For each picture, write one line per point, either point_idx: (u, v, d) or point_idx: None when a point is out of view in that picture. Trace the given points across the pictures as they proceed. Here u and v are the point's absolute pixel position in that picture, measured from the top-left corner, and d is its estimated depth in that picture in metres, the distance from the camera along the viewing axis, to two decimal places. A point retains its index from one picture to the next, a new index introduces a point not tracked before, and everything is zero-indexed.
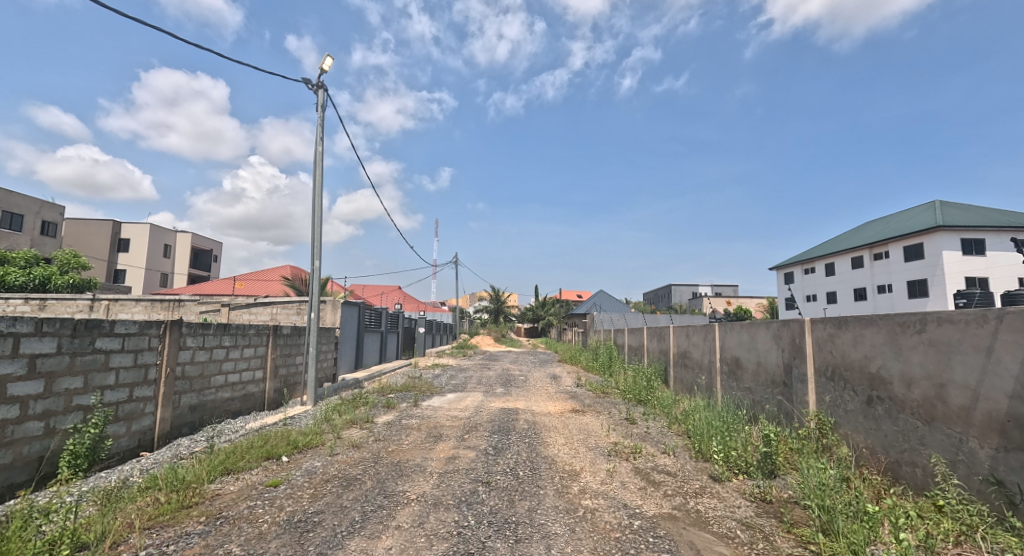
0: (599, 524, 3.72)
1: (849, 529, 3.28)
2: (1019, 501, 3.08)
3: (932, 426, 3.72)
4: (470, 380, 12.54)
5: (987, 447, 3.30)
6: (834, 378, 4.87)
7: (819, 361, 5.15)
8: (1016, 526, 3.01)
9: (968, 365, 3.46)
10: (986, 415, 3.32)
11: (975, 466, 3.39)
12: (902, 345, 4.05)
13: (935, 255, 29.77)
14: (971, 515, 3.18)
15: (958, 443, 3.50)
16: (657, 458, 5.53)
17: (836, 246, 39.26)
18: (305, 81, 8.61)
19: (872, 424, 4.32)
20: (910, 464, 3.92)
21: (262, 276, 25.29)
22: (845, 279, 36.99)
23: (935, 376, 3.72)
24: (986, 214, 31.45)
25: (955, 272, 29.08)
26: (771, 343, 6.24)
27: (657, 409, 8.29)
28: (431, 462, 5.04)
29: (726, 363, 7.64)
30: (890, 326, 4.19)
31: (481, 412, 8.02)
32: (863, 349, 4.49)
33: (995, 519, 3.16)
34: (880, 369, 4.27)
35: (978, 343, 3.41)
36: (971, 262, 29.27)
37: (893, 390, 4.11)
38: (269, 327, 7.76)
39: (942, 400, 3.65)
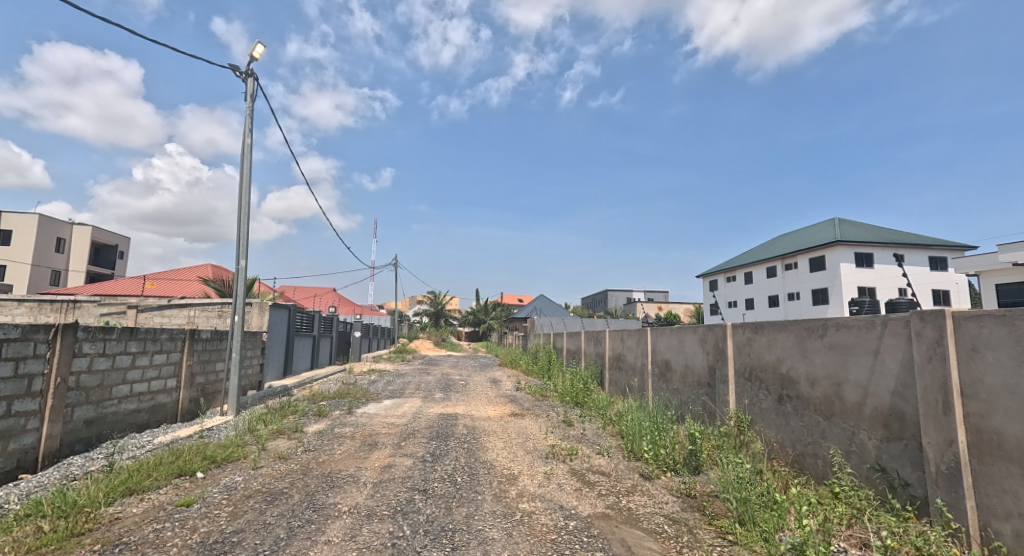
0: (536, 527, 3.80)
1: (761, 518, 3.57)
2: (897, 485, 3.49)
3: (831, 421, 4.12)
4: (408, 385, 12.37)
5: (874, 438, 3.70)
6: (752, 379, 5.26)
7: (739, 363, 5.55)
8: (896, 508, 3.40)
9: (860, 365, 3.85)
10: (873, 410, 3.72)
11: (864, 456, 3.78)
12: (807, 348, 4.46)
13: (836, 265, 32.67)
14: (861, 499, 3.56)
15: (851, 435, 3.90)
16: (592, 459, 5.73)
17: (755, 256, 42.15)
18: (233, 68, 8.14)
19: (782, 421, 4.71)
20: (813, 456, 4.31)
21: (178, 276, 23.53)
22: (761, 286, 39.80)
23: (834, 376, 4.12)
24: (877, 231, 35.20)
25: (850, 282, 32.27)
26: (697, 347, 6.63)
27: (593, 411, 8.58)
28: (365, 472, 4.91)
29: (657, 365, 8.03)
30: (798, 331, 4.59)
31: (419, 418, 7.90)
32: (775, 352, 4.89)
33: (879, 502, 3.57)
34: (790, 370, 4.67)
35: (868, 346, 3.80)
36: (864, 273, 32.57)
37: (800, 389, 4.51)
38: (185, 331, 7.23)
39: (839, 397, 4.05)
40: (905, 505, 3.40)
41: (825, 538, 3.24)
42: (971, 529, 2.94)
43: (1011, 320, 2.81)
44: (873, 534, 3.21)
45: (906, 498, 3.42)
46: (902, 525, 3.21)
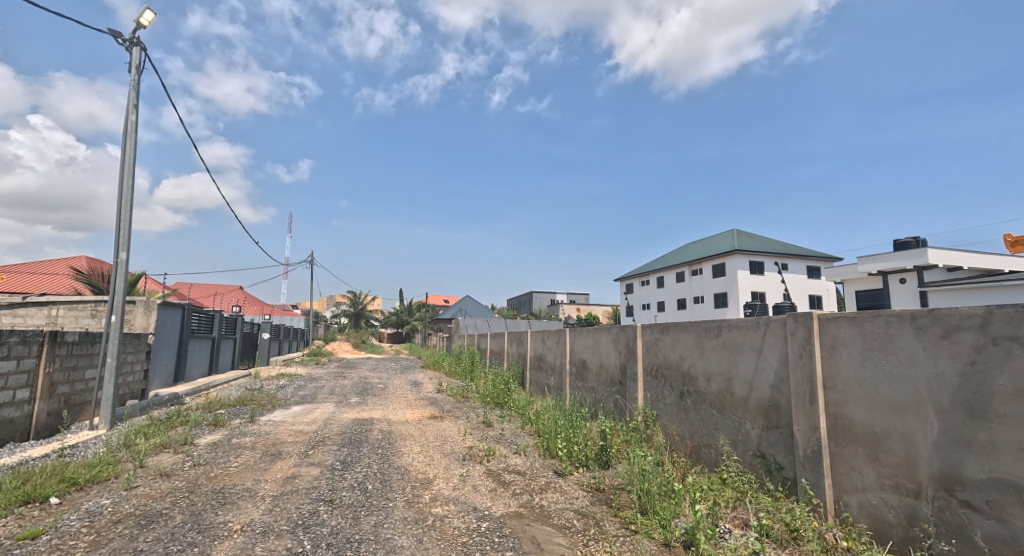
0: (447, 531, 3.73)
1: (660, 507, 3.77)
2: (773, 469, 3.85)
3: (723, 413, 4.45)
4: (322, 390, 11.76)
5: (757, 427, 4.05)
6: (658, 376, 5.56)
7: (647, 362, 5.85)
8: (771, 489, 3.74)
9: (747, 362, 4.19)
10: (756, 402, 4.06)
11: (748, 444, 4.12)
12: (705, 347, 4.78)
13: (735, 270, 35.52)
14: (745, 483, 3.89)
15: (739, 426, 4.24)
16: (509, 459, 5.76)
17: (666, 261, 44.86)
18: (114, 35, 7.26)
19: (683, 414, 5.03)
20: (707, 446, 4.64)
21: (46, 270, 20.62)
22: (672, 289, 42.48)
23: (726, 372, 4.45)
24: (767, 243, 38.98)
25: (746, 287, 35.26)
26: (611, 347, 6.91)
27: (513, 411, 8.66)
28: (265, 485, 4.56)
29: (574, 364, 8.26)
30: (697, 331, 4.92)
31: (331, 424, 7.52)
32: (678, 351, 5.21)
33: (759, 485, 3.91)
34: (690, 367, 4.99)
35: (754, 344, 4.14)
36: (755, 279, 35.93)
37: (698, 385, 4.83)
38: (43, 335, 6.32)
39: (730, 391, 4.38)
40: (779, 486, 3.75)
41: (713, 521, 3.48)
42: (829, 503, 3.32)
43: (861, 322, 3.19)
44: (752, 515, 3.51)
45: (779, 479, 3.78)
46: (775, 505, 3.54)
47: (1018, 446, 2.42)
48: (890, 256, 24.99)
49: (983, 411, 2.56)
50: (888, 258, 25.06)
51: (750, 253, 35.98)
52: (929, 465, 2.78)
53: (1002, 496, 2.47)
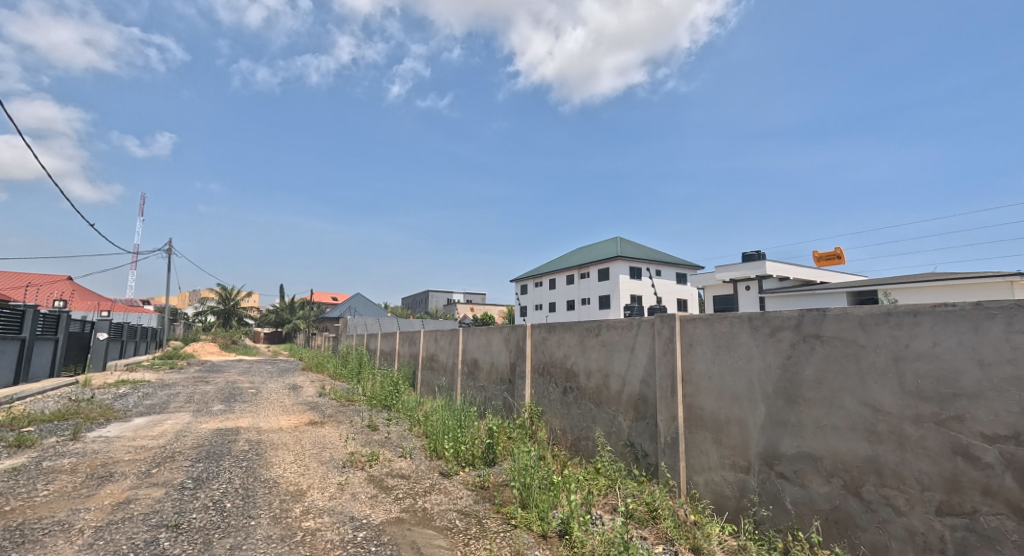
0: (318, 545, 3.46)
1: (539, 500, 3.87)
2: (641, 456, 4.15)
3: (600, 407, 4.71)
4: (177, 398, 10.38)
5: (627, 419, 4.33)
6: (543, 374, 5.73)
7: (535, 360, 6.00)
8: (638, 475, 4.05)
9: (622, 359, 4.46)
10: (628, 396, 4.35)
11: (620, 434, 4.40)
12: (587, 345, 5.02)
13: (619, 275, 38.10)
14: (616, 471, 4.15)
15: (613, 418, 4.51)
16: (393, 463, 5.54)
17: (557, 264, 46.82)
18: None
19: (565, 409, 5.24)
20: (585, 439, 4.88)
21: None
22: (562, 291, 44.45)
23: (604, 368, 4.71)
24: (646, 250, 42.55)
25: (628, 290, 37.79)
26: (502, 345, 6.97)
27: (402, 413, 8.39)
28: (86, 516, 3.86)
29: (466, 364, 8.22)
30: (580, 330, 5.14)
31: (185, 437, 6.64)
32: (563, 349, 5.40)
33: (627, 472, 4.21)
34: (573, 365, 5.20)
35: (628, 342, 4.42)
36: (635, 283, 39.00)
37: (579, 381, 5.05)
38: None
39: (606, 386, 4.64)
40: (644, 472, 4.07)
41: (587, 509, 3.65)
42: (682, 483, 3.68)
43: (712, 322, 3.54)
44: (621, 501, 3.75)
45: (645, 466, 4.10)
46: (640, 490, 3.82)
47: (818, 424, 2.84)
48: (743, 266, 28.56)
49: (796, 396, 2.97)
50: (742, 268, 28.60)
51: (629, 260, 39.03)
52: (757, 444, 3.17)
53: (805, 466, 2.89)
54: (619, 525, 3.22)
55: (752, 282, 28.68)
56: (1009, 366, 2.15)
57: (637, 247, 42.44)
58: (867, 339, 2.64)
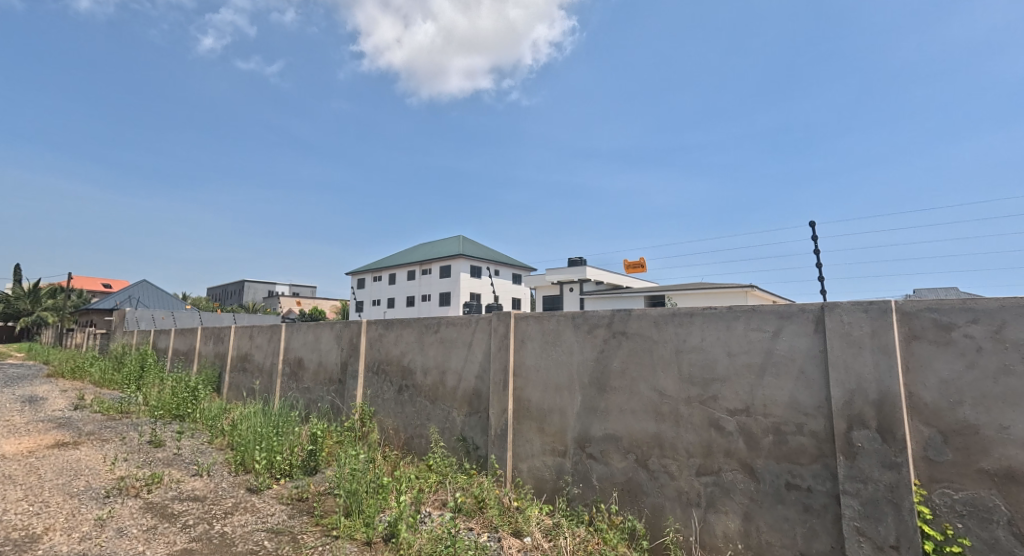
0: None
1: (366, 505, 3.80)
2: (472, 449, 4.39)
3: (435, 404, 4.80)
4: None
5: (461, 414, 4.51)
6: (378, 372, 5.61)
7: (369, 358, 5.83)
8: (468, 468, 4.29)
9: (459, 355, 4.61)
10: (463, 391, 4.52)
11: (453, 429, 4.56)
12: (425, 342, 5.05)
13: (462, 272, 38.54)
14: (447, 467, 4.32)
15: (447, 414, 4.65)
16: (182, 485, 4.82)
17: (398, 259, 45.70)
18: None
19: (399, 408, 5.22)
20: (418, 436, 4.95)
21: None
22: (401, 287, 43.58)
23: (441, 365, 4.81)
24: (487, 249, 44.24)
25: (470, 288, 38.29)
26: (332, 343, 6.59)
27: (199, 424, 7.32)
28: None
29: (288, 364, 7.56)
30: (419, 327, 5.15)
31: None
32: (400, 346, 5.36)
33: (458, 466, 4.42)
34: (409, 362, 5.20)
35: (465, 339, 4.57)
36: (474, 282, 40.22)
37: (416, 378, 5.07)
38: None
39: (442, 383, 4.75)
40: (474, 464, 4.33)
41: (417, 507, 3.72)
42: (508, 472, 3.98)
43: (542, 320, 3.89)
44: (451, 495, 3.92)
45: (475, 458, 4.35)
46: (470, 482, 4.05)
47: (621, 409, 3.34)
48: (570, 270, 31.61)
49: (605, 385, 3.44)
50: (568, 271, 31.63)
51: (470, 259, 40.10)
52: (573, 429, 3.58)
53: (609, 446, 3.38)
54: (441, 527, 3.35)
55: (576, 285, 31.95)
56: (747, 355, 2.82)
57: (477, 247, 43.73)
58: (659, 335, 3.20)
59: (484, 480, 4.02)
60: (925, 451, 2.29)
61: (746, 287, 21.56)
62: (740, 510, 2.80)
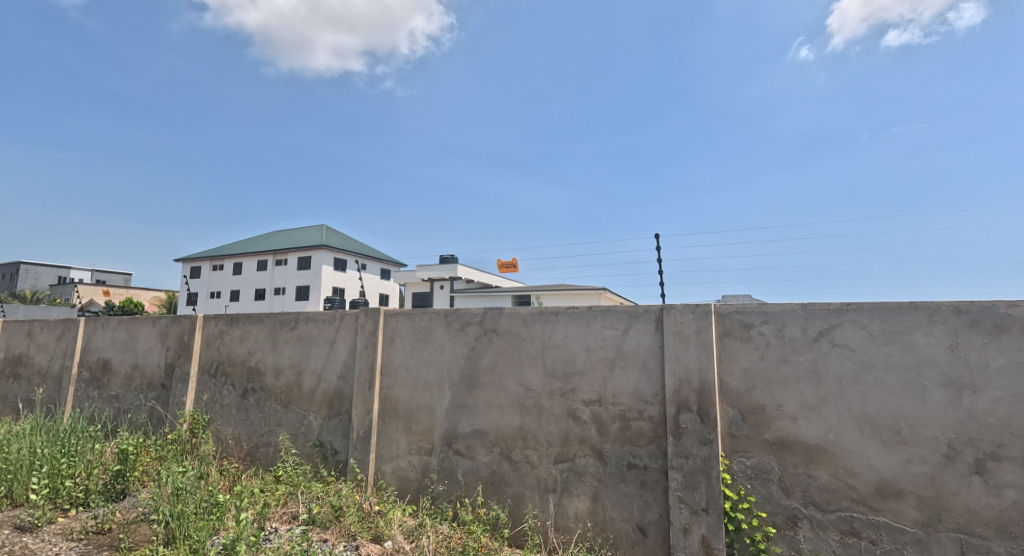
0: None
1: (193, 529, 3.33)
2: (329, 454, 4.18)
3: (287, 408, 4.46)
4: None
5: (319, 418, 4.25)
6: (217, 375, 5.02)
7: (205, 359, 5.17)
8: (323, 475, 4.07)
9: (318, 354, 4.32)
10: (322, 393, 4.26)
11: (309, 435, 4.29)
12: (278, 340, 4.64)
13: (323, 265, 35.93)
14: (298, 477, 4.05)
15: (302, 418, 4.35)
16: None
17: (247, 247, 40.88)
18: None
19: (242, 415, 4.75)
20: (265, 445, 4.55)
21: None
22: (249, 278, 39.05)
23: (297, 365, 4.46)
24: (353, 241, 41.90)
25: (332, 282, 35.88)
26: (154, 342, 5.67)
27: None
28: None
29: (88, 367, 6.31)
30: (272, 323, 4.70)
31: None
32: (247, 345, 4.85)
33: (313, 474, 4.17)
34: (258, 362, 4.74)
35: (326, 337, 4.30)
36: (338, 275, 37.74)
37: (266, 380, 4.64)
38: None
39: (298, 384, 4.42)
40: (331, 470, 4.12)
41: (260, 525, 3.39)
42: (369, 475, 3.87)
43: (413, 317, 3.85)
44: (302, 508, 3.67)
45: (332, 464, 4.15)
46: (325, 490, 3.84)
47: (489, 405, 3.47)
48: (440, 267, 31.50)
49: (474, 381, 3.54)
50: (440, 269, 31.49)
51: (334, 251, 37.51)
52: (441, 427, 3.62)
53: (476, 441, 3.49)
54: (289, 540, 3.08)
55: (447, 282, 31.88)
56: (602, 351, 3.15)
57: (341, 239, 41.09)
58: (527, 332, 3.40)
59: (341, 487, 3.85)
60: (731, 428, 2.81)
61: (600, 288, 23.58)
62: (589, 491, 3.11)
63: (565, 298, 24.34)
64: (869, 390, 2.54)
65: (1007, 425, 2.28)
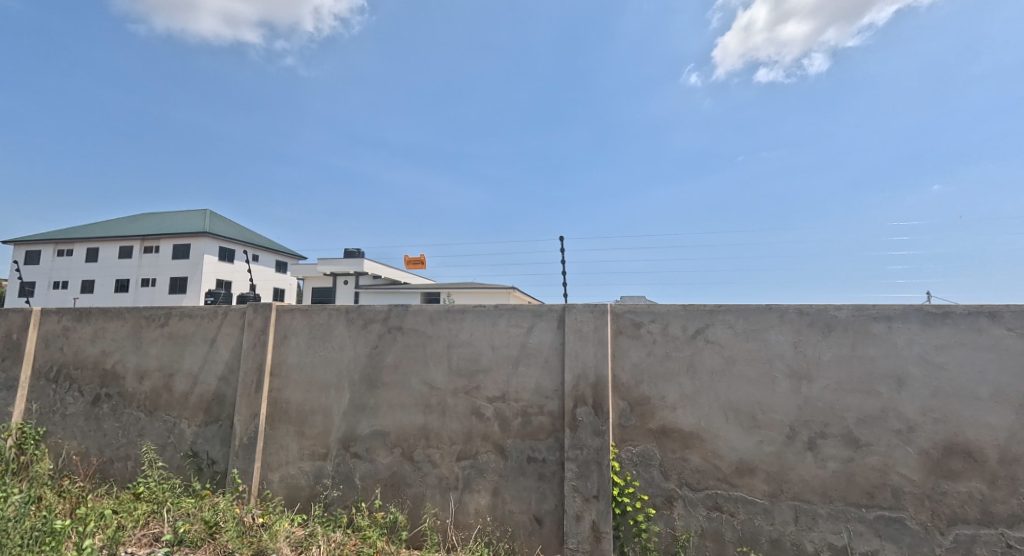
0: None
1: None
2: (204, 465, 3.77)
3: (153, 415, 3.94)
4: None
5: (193, 425, 3.83)
6: (58, 379, 4.28)
7: (42, 360, 4.38)
8: (196, 489, 3.65)
9: (195, 354, 3.89)
10: (198, 397, 3.84)
11: (180, 445, 3.84)
12: (143, 339, 4.08)
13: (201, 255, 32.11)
14: (164, 492, 3.58)
15: (172, 426, 3.88)
16: None
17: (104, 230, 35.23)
18: None
19: (92, 425, 4.10)
20: (122, 459, 3.98)
21: None
22: (108, 267, 33.82)
23: (167, 367, 3.97)
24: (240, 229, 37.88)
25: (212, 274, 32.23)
26: None
27: None
28: None
29: None
30: (135, 320, 4.12)
31: None
32: (101, 344, 4.20)
33: (183, 488, 3.72)
34: (116, 364, 4.13)
35: (205, 335, 3.89)
36: (223, 267, 33.74)
37: (125, 385, 4.07)
38: None
39: (167, 389, 3.93)
40: (206, 483, 3.72)
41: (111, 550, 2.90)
42: (253, 486, 3.57)
43: (310, 313, 3.65)
44: (167, 526, 3.23)
45: (208, 476, 3.75)
46: (198, 505, 3.44)
47: (391, 405, 3.40)
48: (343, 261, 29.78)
49: (376, 381, 3.44)
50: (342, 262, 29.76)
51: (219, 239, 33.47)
52: (338, 430, 3.47)
53: (376, 443, 3.39)
54: None
55: (353, 277, 30.27)
56: (506, 348, 3.25)
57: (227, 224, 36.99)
58: (433, 330, 3.39)
59: (218, 500, 3.48)
60: (621, 419, 3.06)
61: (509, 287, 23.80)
62: (490, 486, 3.19)
63: (478, 295, 24.32)
64: (733, 381, 2.94)
65: (832, 408, 2.78)
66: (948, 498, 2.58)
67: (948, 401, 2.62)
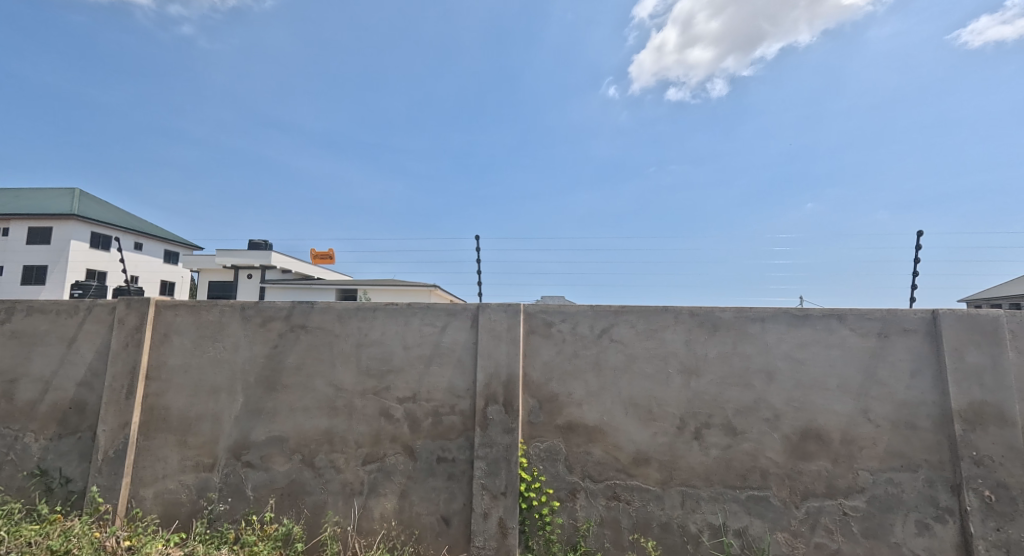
0: None
1: None
2: (55, 485, 3.24)
3: None
4: None
5: (41, 439, 3.27)
6: None
7: None
8: (43, 514, 3.12)
9: (46, 356, 3.33)
10: (50, 407, 3.30)
11: (22, 463, 3.26)
12: None
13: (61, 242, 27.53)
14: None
15: (12, 441, 3.28)
16: None
17: None
18: None
19: None
20: None
21: None
22: None
23: (8, 371, 3.36)
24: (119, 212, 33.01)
25: (79, 263, 27.80)
26: None
27: None
28: None
29: None
30: None
31: None
32: None
33: (25, 513, 3.16)
34: None
35: (61, 334, 3.35)
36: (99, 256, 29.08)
37: None
38: None
39: (8, 397, 3.33)
40: (56, 507, 3.19)
41: None
42: (119, 505, 3.13)
43: (198, 310, 3.30)
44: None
45: (60, 498, 3.23)
46: (44, 531, 2.93)
47: (290, 408, 3.18)
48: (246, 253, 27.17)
49: (275, 384, 3.20)
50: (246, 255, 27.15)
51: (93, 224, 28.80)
52: (228, 438, 3.17)
53: (272, 450, 3.15)
54: None
55: (254, 270, 27.83)
56: (419, 348, 3.19)
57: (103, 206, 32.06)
58: (341, 329, 3.23)
59: (73, 523, 3.01)
60: (530, 416, 3.15)
61: (429, 286, 23.23)
62: (397, 489, 3.11)
63: (394, 293, 23.45)
64: (633, 378, 3.16)
65: (715, 400, 3.10)
66: (803, 476, 2.99)
67: (806, 392, 3.05)
